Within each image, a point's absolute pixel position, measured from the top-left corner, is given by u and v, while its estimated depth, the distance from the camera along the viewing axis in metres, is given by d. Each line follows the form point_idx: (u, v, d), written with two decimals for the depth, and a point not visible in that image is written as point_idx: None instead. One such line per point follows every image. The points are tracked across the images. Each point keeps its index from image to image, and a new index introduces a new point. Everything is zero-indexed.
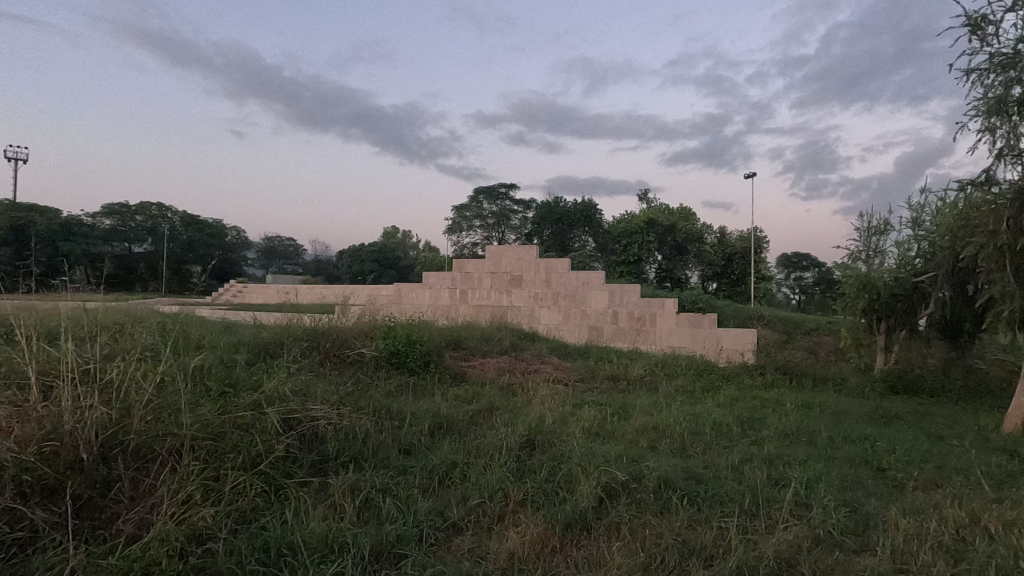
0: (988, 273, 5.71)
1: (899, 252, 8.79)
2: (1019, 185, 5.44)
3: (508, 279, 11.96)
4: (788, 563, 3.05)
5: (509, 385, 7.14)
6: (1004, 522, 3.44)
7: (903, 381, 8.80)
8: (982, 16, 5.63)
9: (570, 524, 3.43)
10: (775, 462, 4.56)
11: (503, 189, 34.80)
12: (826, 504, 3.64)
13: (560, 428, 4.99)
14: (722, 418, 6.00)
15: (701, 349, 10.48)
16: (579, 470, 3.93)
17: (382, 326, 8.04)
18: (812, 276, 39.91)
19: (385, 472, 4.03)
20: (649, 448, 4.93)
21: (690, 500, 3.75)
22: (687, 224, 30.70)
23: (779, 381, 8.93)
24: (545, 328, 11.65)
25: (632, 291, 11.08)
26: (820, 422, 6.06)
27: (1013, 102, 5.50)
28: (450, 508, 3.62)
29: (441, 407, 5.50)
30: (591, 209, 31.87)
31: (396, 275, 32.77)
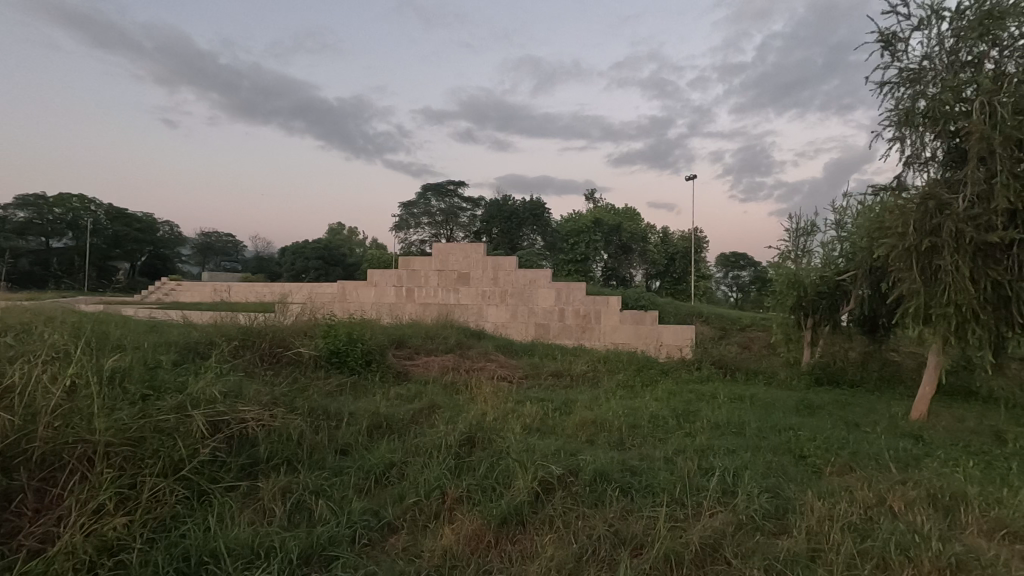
0: (898, 272, 6.16)
1: (824, 252, 9.32)
2: (924, 190, 5.90)
3: (455, 277, 11.90)
4: (712, 548, 3.20)
5: (453, 383, 7.10)
6: (906, 501, 3.73)
7: (827, 373, 9.38)
8: (893, 33, 6.05)
9: (506, 519, 3.47)
10: (705, 453, 4.75)
11: (452, 186, 34.63)
12: (750, 490, 3.83)
13: (500, 425, 5.02)
14: (659, 412, 6.20)
15: (643, 345, 10.78)
16: (517, 465, 3.98)
17: (323, 326, 7.81)
18: (749, 275, 41.90)
19: (319, 473, 3.94)
20: (588, 443, 5.04)
21: (624, 491, 3.86)
22: (631, 225, 31.55)
23: (714, 375, 9.32)
24: (492, 326, 11.67)
25: (578, 289, 11.26)
26: (749, 413, 6.37)
27: (919, 114, 5.95)
28: (386, 507, 3.58)
29: (381, 407, 5.40)
30: (539, 208, 32.24)
31: (341, 273, 31.97)
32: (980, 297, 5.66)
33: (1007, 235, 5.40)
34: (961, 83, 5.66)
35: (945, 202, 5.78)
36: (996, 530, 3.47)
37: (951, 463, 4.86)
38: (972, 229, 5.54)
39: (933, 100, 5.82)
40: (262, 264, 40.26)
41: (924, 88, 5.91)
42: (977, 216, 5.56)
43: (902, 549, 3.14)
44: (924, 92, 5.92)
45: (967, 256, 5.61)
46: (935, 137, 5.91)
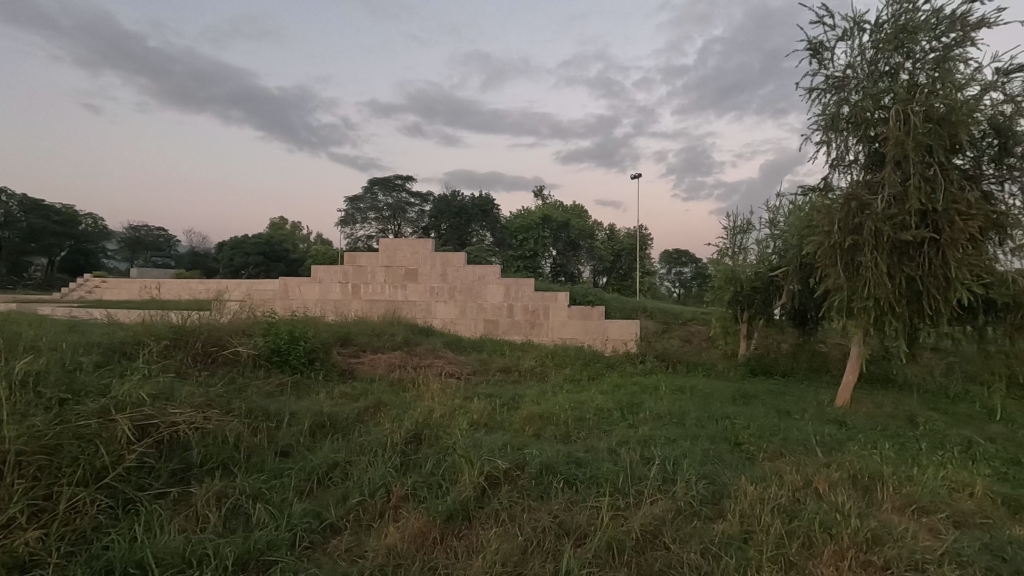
0: (825, 268, 6.55)
1: (759, 249, 9.78)
2: (848, 192, 6.29)
3: (403, 273, 11.72)
4: (652, 535, 3.31)
5: (400, 381, 7.01)
6: (829, 483, 3.98)
7: (761, 364, 9.87)
8: (820, 42, 6.41)
9: (452, 515, 3.46)
10: (647, 443, 4.90)
11: (400, 180, 34.03)
12: (688, 478, 3.99)
13: (447, 421, 4.99)
14: (604, 404, 6.34)
15: (590, 340, 10.99)
16: (464, 461, 3.98)
17: (263, 324, 7.52)
18: (690, 271, 43.54)
19: (258, 476, 3.80)
20: (535, 437, 5.09)
21: (569, 483, 3.92)
22: (579, 222, 32.12)
23: (657, 368, 9.62)
24: (441, 322, 11.58)
25: (527, 285, 11.35)
26: (690, 404, 6.62)
27: (843, 119, 6.34)
28: (328, 509, 3.50)
29: (325, 406, 5.26)
30: (488, 204, 32.20)
31: (283, 269, 30.83)
32: (896, 292, 6.09)
33: (919, 234, 5.83)
34: (880, 91, 6.06)
35: (865, 203, 6.18)
36: (907, 505, 3.77)
37: (870, 445, 5.22)
38: (889, 228, 5.95)
39: (855, 107, 6.20)
40: (196, 258, 38.19)
41: (847, 95, 6.29)
42: (894, 216, 5.97)
43: (825, 527, 3.35)
44: (847, 99, 6.31)
45: (885, 253, 6.02)
46: (858, 141, 6.31)
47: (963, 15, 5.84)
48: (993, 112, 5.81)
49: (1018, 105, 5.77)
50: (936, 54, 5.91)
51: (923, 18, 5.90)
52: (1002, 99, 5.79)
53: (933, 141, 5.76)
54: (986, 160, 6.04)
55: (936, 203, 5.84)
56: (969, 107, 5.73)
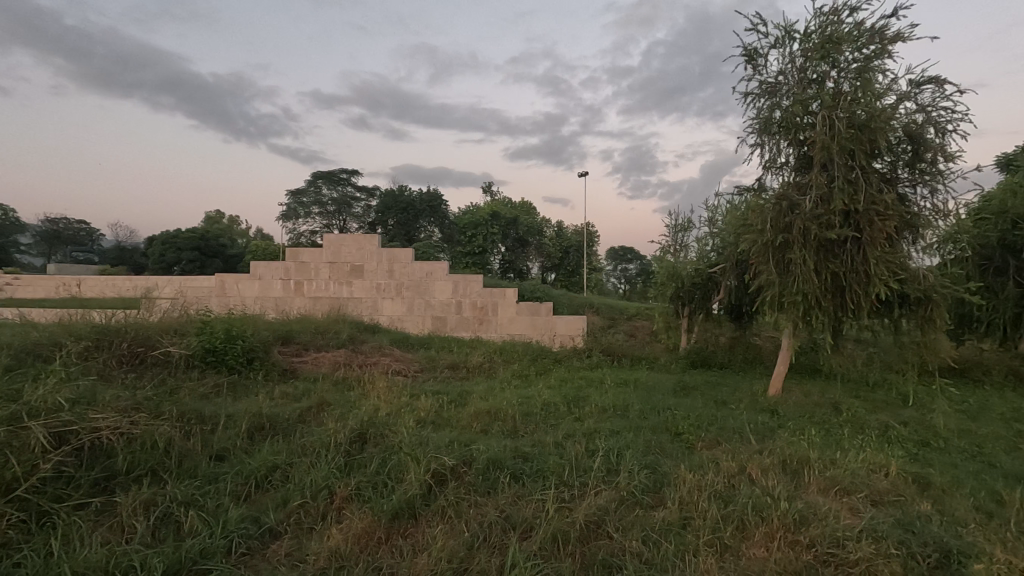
0: (758, 265, 6.88)
1: (698, 246, 10.15)
2: (779, 192, 6.63)
3: (348, 270, 11.44)
4: (596, 525, 3.39)
5: (345, 380, 6.85)
6: (761, 468, 4.20)
7: (701, 357, 10.28)
8: (754, 49, 6.71)
9: (397, 514, 3.42)
10: (592, 436, 5.01)
11: (345, 174, 33.06)
12: (631, 468, 4.11)
13: (392, 419, 4.92)
14: (551, 399, 6.44)
15: (537, 336, 11.11)
16: (409, 459, 3.94)
17: (197, 323, 7.15)
18: (635, 267, 44.74)
19: (190, 482, 3.62)
20: (482, 433, 5.10)
21: (516, 477, 3.96)
22: (527, 219, 32.37)
23: (603, 362, 9.85)
24: (388, 319, 11.39)
25: (475, 282, 11.33)
26: (633, 397, 6.81)
27: (775, 123, 6.66)
28: (267, 513, 3.38)
29: (264, 406, 5.08)
30: (436, 199, 31.87)
31: (220, 266, 29.42)
32: (822, 287, 6.48)
33: (842, 233, 6.22)
34: (808, 97, 6.40)
35: (795, 203, 6.53)
36: (831, 487, 4.03)
37: (798, 432, 5.55)
38: (816, 227, 6.32)
39: (786, 111, 6.54)
40: (123, 252, 35.76)
41: (779, 100, 6.62)
42: (820, 216, 6.34)
43: (757, 510, 3.53)
44: (779, 104, 6.63)
45: (812, 251, 6.39)
46: (788, 144, 6.65)
47: (881, 29, 6.25)
48: (907, 120, 6.26)
49: (929, 114, 6.25)
50: (858, 64, 6.30)
51: (847, 30, 6.27)
52: (915, 108, 6.24)
53: (855, 146, 6.16)
54: (901, 165, 6.50)
55: (858, 204, 6.25)
56: (886, 115, 6.15)
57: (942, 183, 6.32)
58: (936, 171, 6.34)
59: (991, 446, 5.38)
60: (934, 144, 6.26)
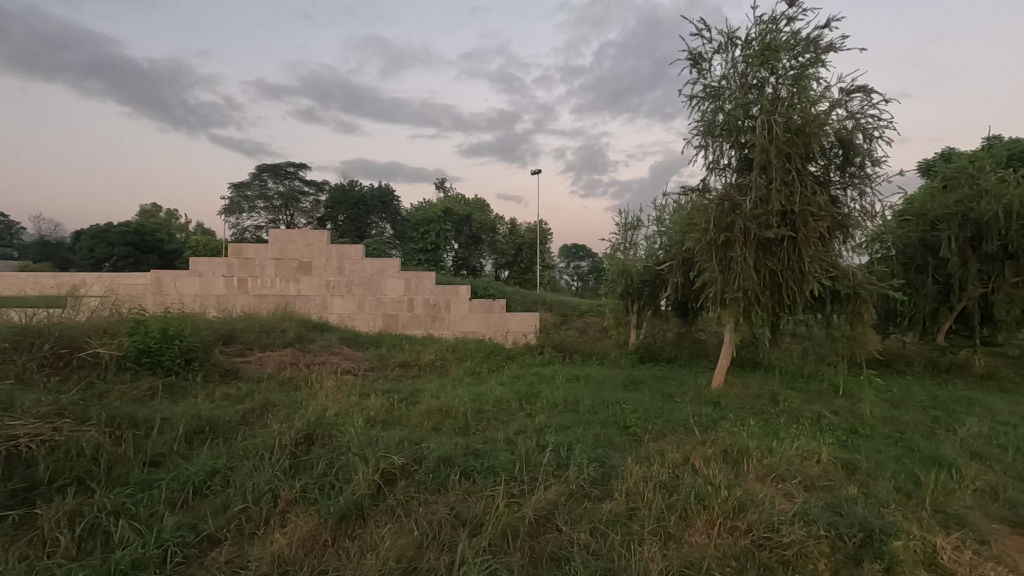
0: (702, 262, 7.14)
1: (647, 244, 10.43)
2: (722, 193, 6.90)
3: (295, 266, 11.09)
4: (545, 519, 3.43)
5: (292, 380, 6.64)
6: (703, 458, 4.36)
7: (649, 352, 10.57)
8: (699, 53, 6.93)
9: (345, 516, 3.36)
10: (543, 431, 5.06)
11: (293, 167, 31.92)
12: (580, 462, 4.18)
13: (340, 419, 4.81)
14: (502, 395, 6.46)
15: (490, 333, 11.11)
16: (358, 459, 3.87)
17: (130, 322, 6.77)
18: (587, 265, 45.43)
19: (121, 490, 3.43)
20: (433, 431, 5.06)
21: (466, 475, 3.95)
22: (481, 216, 32.32)
23: (555, 358, 9.96)
24: (337, 317, 11.12)
25: (427, 279, 11.21)
26: (584, 392, 6.93)
27: (718, 126, 6.91)
28: (206, 519, 3.25)
29: (204, 409, 4.86)
30: (388, 195, 31.33)
31: (157, 262, 27.90)
32: (760, 284, 6.80)
33: (779, 232, 6.53)
34: (749, 102, 6.68)
35: (736, 203, 6.81)
36: (768, 474, 4.23)
37: (738, 422, 5.79)
38: (755, 227, 6.61)
39: (728, 115, 6.80)
40: (46, 246, 33.17)
41: (722, 104, 6.86)
42: (759, 216, 6.64)
43: (699, 499, 3.67)
44: (722, 108, 6.88)
45: (752, 249, 6.69)
46: (730, 147, 6.91)
47: (816, 39, 6.58)
48: (839, 126, 6.62)
49: (858, 120, 6.63)
50: (794, 72, 6.61)
51: (784, 39, 6.58)
52: (845, 115, 6.61)
53: (791, 149, 6.47)
54: (833, 168, 6.87)
55: (794, 205, 6.57)
56: (820, 120, 6.49)
57: (870, 186, 6.73)
58: (864, 175, 6.74)
59: (911, 431, 5.79)
60: (862, 149, 6.65)
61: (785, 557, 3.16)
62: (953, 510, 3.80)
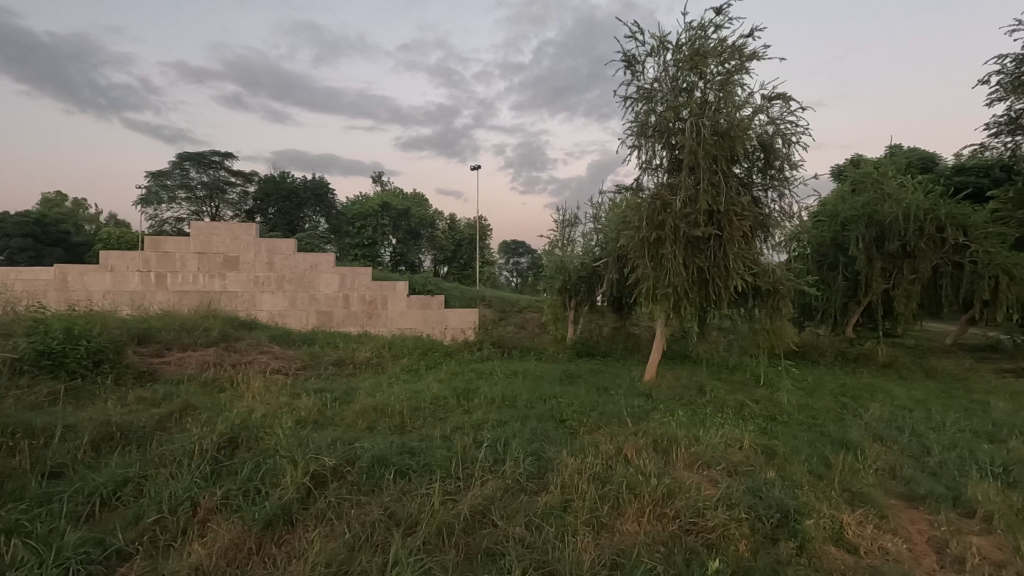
0: (636, 259, 7.37)
1: (584, 241, 10.64)
2: (654, 192, 7.14)
3: (220, 261, 10.50)
4: (481, 514, 3.44)
5: (215, 381, 6.28)
6: (635, 448, 4.50)
7: (586, 346, 10.81)
8: (633, 55, 7.11)
9: (271, 522, 3.22)
10: (481, 427, 5.06)
11: (217, 157, 29.92)
12: (516, 456, 4.21)
13: (268, 421, 4.59)
14: (440, 392, 6.40)
15: (429, 329, 10.98)
16: (285, 462, 3.71)
17: (27, 322, 6.19)
18: (526, 261, 45.93)
19: (14, 506, 3.13)
20: (368, 430, 4.94)
21: (401, 474, 3.88)
22: (419, 211, 31.85)
23: (493, 354, 9.98)
24: (267, 314, 10.63)
25: (363, 275, 10.94)
26: (522, 387, 6.98)
27: (651, 127, 7.14)
28: (115, 533, 3.02)
29: (114, 414, 4.51)
30: (323, 187, 30.22)
31: (62, 255, 25.60)
32: (689, 280, 7.10)
33: (706, 231, 6.83)
34: (679, 105, 6.93)
35: (667, 202, 7.07)
36: (695, 461, 4.42)
37: (669, 413, 6.03)
38: (684, 225, 6.89)
39: (660, 117, 7.03)
40: None
41: (654, 106, 7.09)
42: (688, 215, 6.92)
43: (630, 487, 3.78)
44: (655, 109, 7.11)
45: (681, 247, 6.98)
46: (662, 148, 7.16)
47: (740, 47, 6.91)
48: (761, 131, 6.99)
49: (778, 126, 7.03)
50: (721, 77, 6.91)
51: (712, 45, 6.86)
52: (767, 120, 7.00)
53: (717, 152, 6.78)
54: (755, 170, 7.24)
55: (720, 204, 6.89)
56: (743, 125, 6.84)
57: (788, 188, 7.16)
58: (783, 177, 7.16)
59: (822, 417, 6.24)
60: (781, 153, 7.07)
61: (709, 540, 3.31)
62: (858, 488, 4.12)
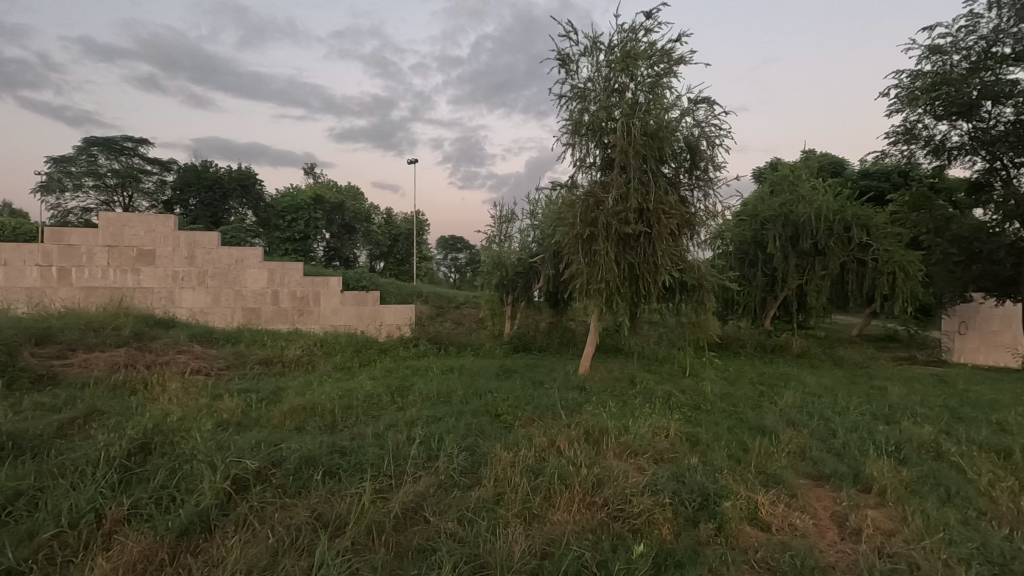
0: (570, 255, 7.53)
1: (521, 237, 10.72)
2: (587, 190, 7.31)
3: (133, 255, 9.78)
4: (413, 512, 3.41)
5: (125, 383, 5.83)
6: (568, 440, 4.59)
7: (522, 341, 10.93)
8: (567, 54, 7.23)
9: (187, 529, 3.05)
10: (415, 424, 4.99)
11: (130, 143, 27.76)
12: (450, 452, 4.20)
13: (185, 424, 4.33)
14: (374, 389, 6.28)
15: (363, 327, 10.72)
16: (204, 467, 3.52)
17: None
18: (465, 257, 45.90)
19: None
20: (296, 430, 4.76)
21: (331, 474, 3.77)
22: (354, 205, 31.12)
23: (429, 350, 9.89)
24: (187, 312, 10.01)
25: (294, 270, 10.51)
26: (458, 383, 6.95)
27: (584, 125, 7.29)
28: (4, 552, 2.77)
29: (5, 422, 4.11)
30: (249, 177, 28.55)
31: None
32: (620, 275, 7.32)
33: (636, 228, 7.07)
34: (611, 105, 7.12)
35: (600, 200, 7.26)
36: (623, 451, 4.58)
37: (600, 404, 6.21)
38: (616, 222, 7.09)
39: (593, 116, 7.19)
40: None
41: (587, 105, 7.24)
42: (619, 213, 7.12)
43: (562, 477, 3.85)
44: (588, 109, 7.26)
45: (613, 243, 7.19)
46: (595, 147, 7.33)
47: (669, 51, 7.17)
48: (687, 133, 7.30)
49: (703, 129, 7.35)
50: (651, 79, 7.15)
51: (642, 47, 7.07)
52: (693, 123, 7.31)
53: (647, 152, 7.01)
54: (682, 171, 7.54)
55: (649, 203, 7.13)
56: (671, 127, 7.11)
57: (711, 188, 7.51)
58: (707, 178, 7.51)
59: (742, 404, 6.63)
60: (706, 155, 7.40)
61: (635, 525, 3.44)
62: (772, 470, 4.41)
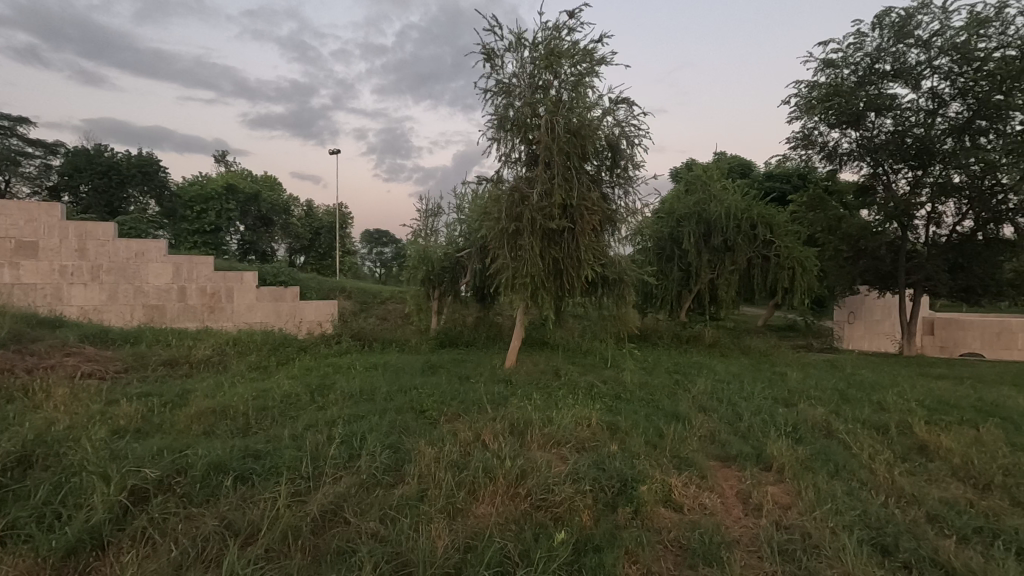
0: (496, 249, 7.56)
1: (447, 232, 10.64)
2: (513, 185, 7.35)
3: (11, 247, 8.75)
4: (332, 513, 3.30)
5: (2, 391, 5.22)
6: (492, 433, 4.62)
7: (449, 336, 10.86)
8: (492, 49, 7.22)
9: (75, 549, 2.80)
10: (336, 424, 4.83)
11: (6, 121, 24.79)
12: (372, 450, 4.10)
13: (74, 433, 3.94)
14: (292, 389, 6.01)
15: (281, 323, 10.22)
16: (97, 478, 3.22)
17: None
18: (390, 251, 44.96)
19: None
20: (204, 435, 4.46)
21: (243, 479, 3.58)
22: (272, 195, 29.59)
23: (352, 347, 9.60)
24: (78, 310, 9.10)
25: (203, 264, 9.84)
26: (383, 379, 6.81)
27: (509, 121, 7.33)
28: None
29: None
30: (151, 163, 26.27)
31: None
32: (545, 270, 7.45)
33: (560, 224, 7.20)
34: (535, 102, 7.20)
35: (525, 195, 7.32)
36: (547, 441, 4.67)
37: (525, 397, 6.30)
38: (540, 217, 7.20)
39: (518, 112, 7.25)
40: None
41: (512, 101, 7.29)
42: (543, 208, 7.23)
43: (486, 471, 3.87)
44: (513, 104, 7.31)
45: (538, 238, 7.29)
46: (520, 142, 7.40)
47: (591, 51, 7.34)
48: (608, 132, 7.52)
49: (623, 128, 7.60)
50: (574, 78, 7.28)
51: (566, 47, 7.20)
52: (613, 122, 7.54)
53: (569, 149, 7.15)
54: (604, 168, 7.76)
55: (572, 199, 7.29)
56: (592, 126, 7.30)
57: (631, 186, 7.79)
58: (627, 176, 7.78)
59: (658, 393, 6.96)
60: (626, 154, 7.66)
61: (557, 514, 3.53)
62: (684, 454, 4.67)
